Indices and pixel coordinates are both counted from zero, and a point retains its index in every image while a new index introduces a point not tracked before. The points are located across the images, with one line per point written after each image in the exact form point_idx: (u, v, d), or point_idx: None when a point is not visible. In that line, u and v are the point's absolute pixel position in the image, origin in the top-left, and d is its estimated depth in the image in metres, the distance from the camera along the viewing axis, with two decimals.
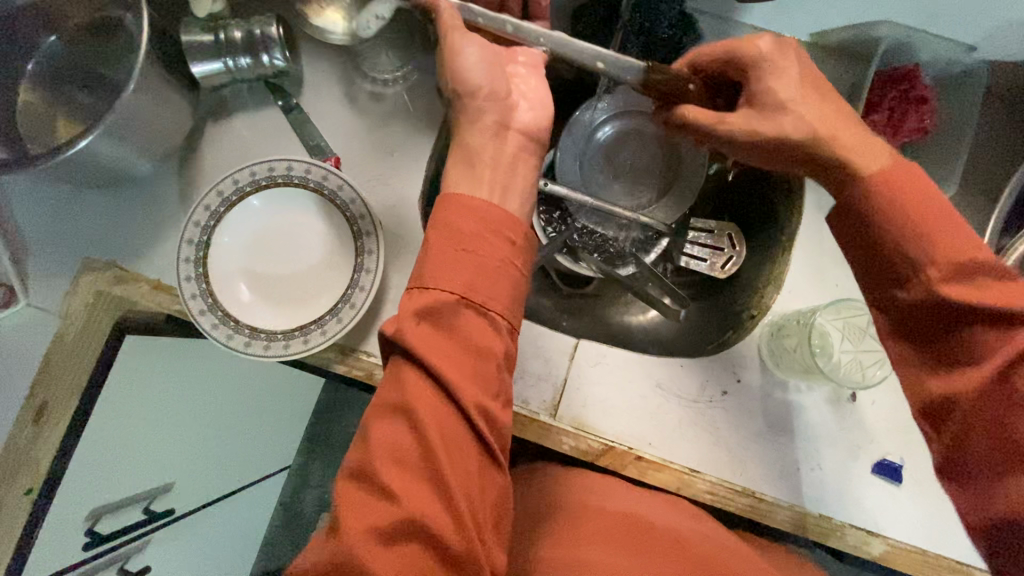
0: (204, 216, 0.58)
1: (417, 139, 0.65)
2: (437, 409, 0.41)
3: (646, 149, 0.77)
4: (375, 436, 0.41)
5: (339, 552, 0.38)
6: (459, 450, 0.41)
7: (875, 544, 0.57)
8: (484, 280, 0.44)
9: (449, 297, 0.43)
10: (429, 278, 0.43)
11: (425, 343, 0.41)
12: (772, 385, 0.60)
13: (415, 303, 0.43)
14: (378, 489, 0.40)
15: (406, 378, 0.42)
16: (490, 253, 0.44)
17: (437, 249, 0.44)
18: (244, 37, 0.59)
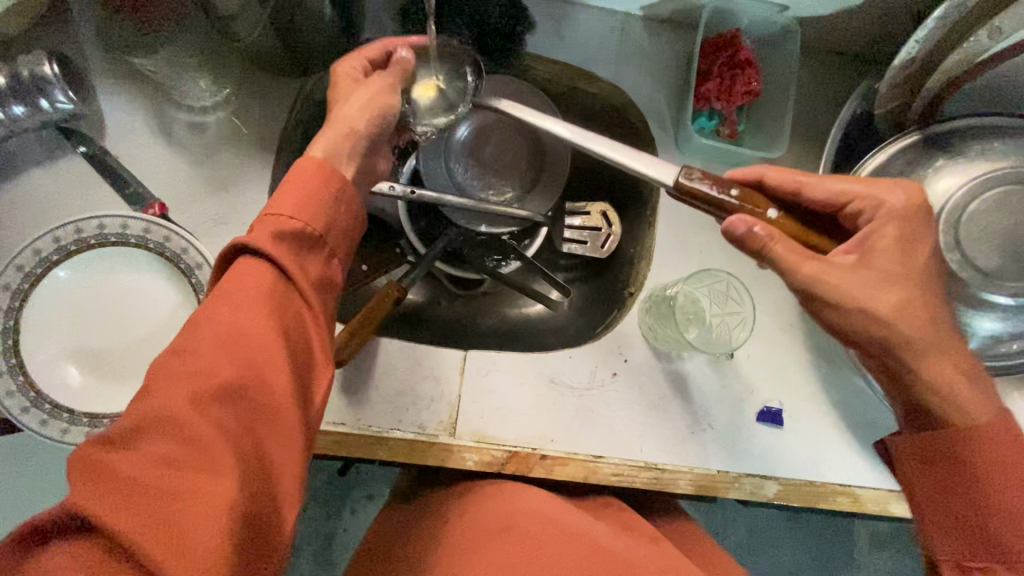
0: (4, 297, 0.50)
1: (253, 168, 0.59)
2: (281, 297, 0.37)
3: (510, 140, 0.76)
4: (214, 320, 0.35)
5: (156, 411, 0.32)
6: (300, 342, 0.38)
7: (771, 486, 0.61)
8: (334, 225, 0.41)
9: (306, 230, 0.39)
10: (283, 202, 0.39)
11: (273, 255, 0.38)
12: (657, 358, 0.61)
13: (266, 226, 0.39)
14: (207, 359, 0.34)
15: (253, 271, 0.37)
16: (335, 206, 0.41)
17: (292, 186, 0.40)
18: (9, 82, 0.51)
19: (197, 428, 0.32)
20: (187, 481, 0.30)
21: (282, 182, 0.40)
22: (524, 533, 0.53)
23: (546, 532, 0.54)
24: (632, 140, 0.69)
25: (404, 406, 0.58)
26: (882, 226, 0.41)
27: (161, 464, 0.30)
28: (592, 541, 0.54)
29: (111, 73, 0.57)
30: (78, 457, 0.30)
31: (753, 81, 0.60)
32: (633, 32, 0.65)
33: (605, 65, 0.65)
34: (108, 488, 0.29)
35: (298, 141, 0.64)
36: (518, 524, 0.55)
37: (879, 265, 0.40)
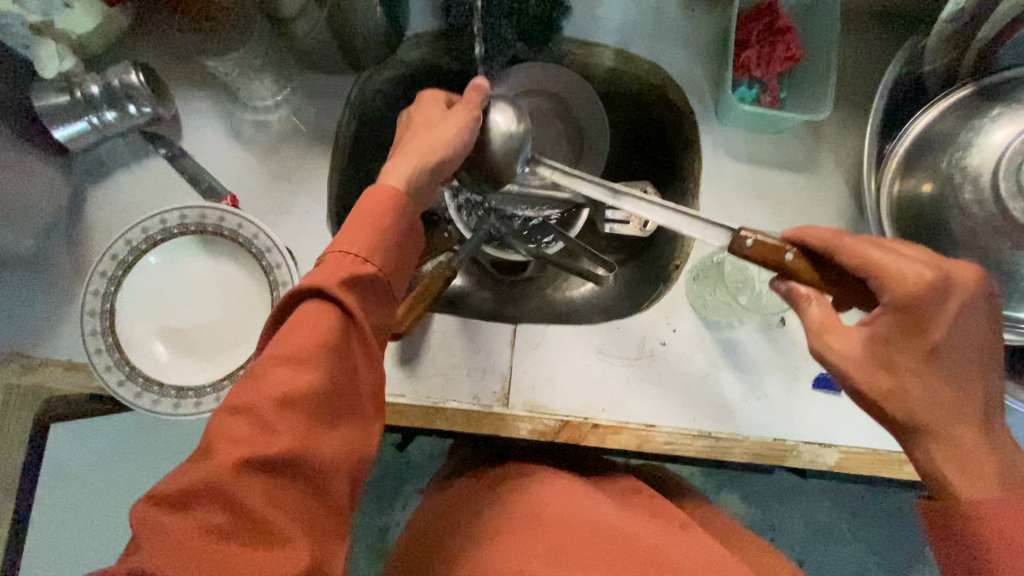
0: (102, 283, 0.55)
1: (313, 161, 0.64)
2: (339, 352, 0.39)
3: (548, 126, 0.76)
4: (267, 376, 0.37)
5: (207, 475, 0.34)
6: (349, 398, 0.39)
7: (830, 454, 0.60)
8: (390, 254, 0.43)
9: (377, 272, 0.42)
10: (348, 247, 0.42)
11: (348, 298, 0.40)
12: (707, 328, 0.61)
13: (340, 266, 0.41)
14: (263, 420, 0.36)
15: (312, 318, 0.38)
16: (406, 239, 0.44)
17: (365, 219, 0.43)
18: (102, 91, 0.57)
19: (249, 496, 0.34)
20: (238, 546, 0.33)
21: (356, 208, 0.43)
22: (554, 521, 0.57)
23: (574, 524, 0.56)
24: (673, 117, 0.71)
25: (459, 379, 0.60)
26: (928, 311, 0.38)
27: (214, 532, 0.33)
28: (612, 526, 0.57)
29: (186, 81, 0.63)
30: (132, 514, 0.33)
31: (766, 77, 0.62)
32: (667, 9, 0.66)
33: (641, 43, 0.66)
34: (166, 550, 0.32)
35: (351, 133, 0.69)
36: (549, 514, 0.58)
37: (890, 354, 0.39)
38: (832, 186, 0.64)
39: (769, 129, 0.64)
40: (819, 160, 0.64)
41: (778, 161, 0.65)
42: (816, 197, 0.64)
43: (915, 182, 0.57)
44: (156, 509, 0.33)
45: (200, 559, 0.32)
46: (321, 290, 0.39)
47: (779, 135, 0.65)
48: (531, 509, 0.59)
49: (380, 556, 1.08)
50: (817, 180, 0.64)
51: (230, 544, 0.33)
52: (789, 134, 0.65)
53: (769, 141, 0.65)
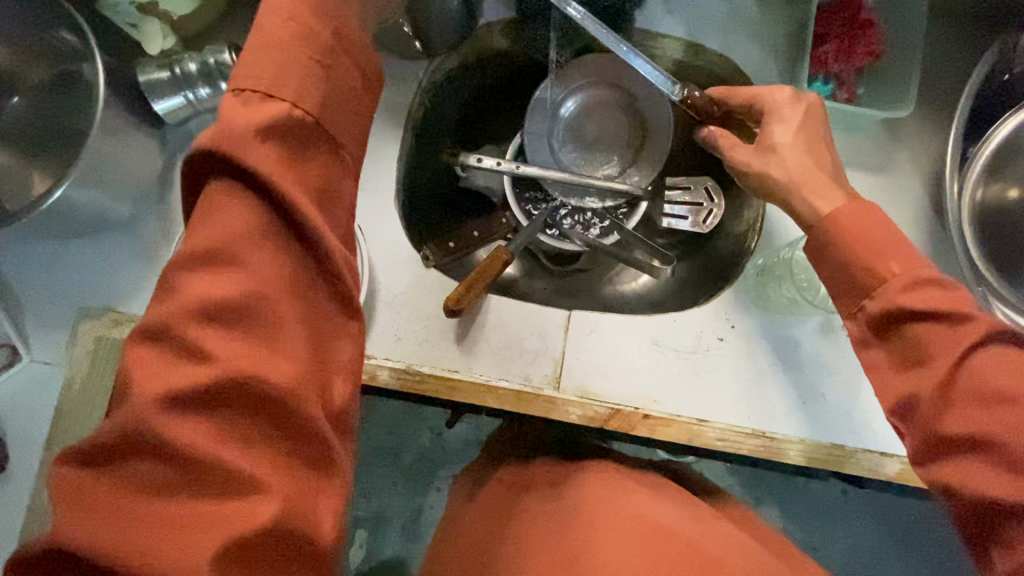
0: None
1: (383, 142, 0.66)
2: (268, 242, 0.33)
3: (611, 118, 0.77)
4: (190, 290, 0.32)
5: (128, 421, 0.31)
6: (295, 301, 0.34)
7: (891, 464, 0.58)
8: (312, 83, 0.35)
9: (293, 113, 0.34)
10: (261, 84, 0.34)
11: (256, 159, 0.32)
12: (767, 326, 0.60)
13: (243, 113, 0.33)
14: (192, 345, 0.32)
15: (234, 209, 0.33)
16: (330, 65, 0.36)
17: (271, 52, 0.35)
18: (199, 68, 0.60)
19: (178, 438, 0.31)
20: (189, 496, 0.31)
21: (247, 37, 0.35)
22: (593, 518, 0.58)
23: (610, 520, 0.57)
24: None
25: (512, 359, 0.62)
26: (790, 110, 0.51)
27: (156, 487, 0.31)
28: (656, 522, 0.57)
29: None
30: (58, 474, 0.31)
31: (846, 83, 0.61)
32: (741, 3, 0.65)
33: (712, 36, 0.66)
34: (102, 513, 0.30)
35: (421, 117, 0.71)
36: (595, 513, 0.58)
37: (775, 141, 0.50)
38: (909, 189, 0.62)
39: (844, 127, 0.62)
40: (896, 161, 0.62)
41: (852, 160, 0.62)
42: (891, 200, 0.62)
43: (1001, 186, 0.57)
44: (79, 470, 0.30)
45: (142, 516, 0.30)
46: (219, 155, 0.32)
47: (855, 133, 0.63)
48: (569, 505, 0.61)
49: (413, 537, 1.11)
50: (892, 182, 0.62)
51: (174, 493, 0.31)
52: (866, 133, 0.62)
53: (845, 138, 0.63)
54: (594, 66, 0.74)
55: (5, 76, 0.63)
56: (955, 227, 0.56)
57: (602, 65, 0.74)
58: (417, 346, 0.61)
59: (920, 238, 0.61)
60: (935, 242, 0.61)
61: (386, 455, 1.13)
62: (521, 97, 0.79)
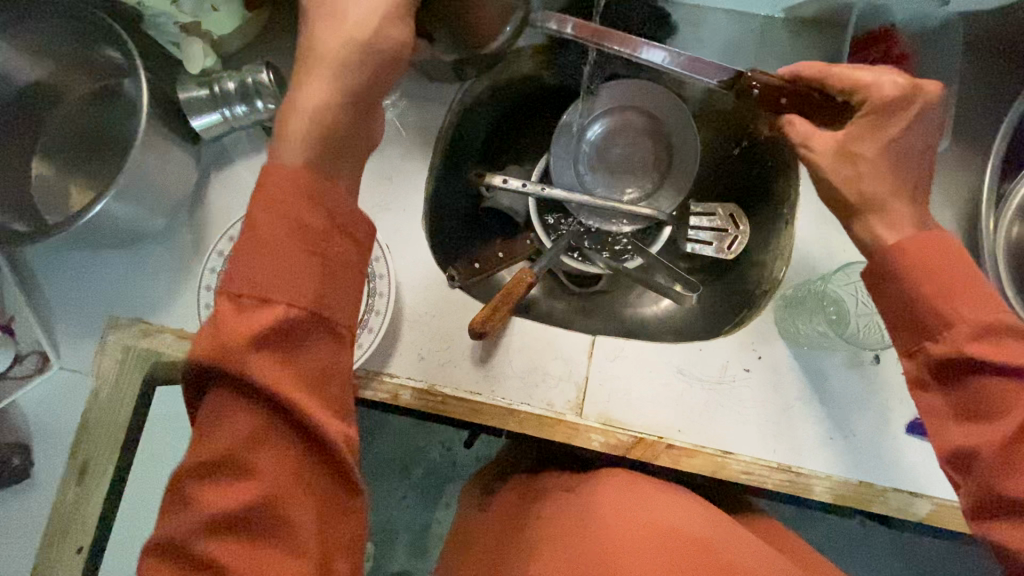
0: (219, 262, 0.61)
1: (413, 162, 0.67)
2: (266, 449, 0.38)
3: (637, 142, 0.78)
4: (201, 499, 0.37)
5: None
6: (291, 494, 0.38)
7: (921, 504, 0.57)
8: (313, 269, 0.38)
9: (282, 318, 0.37)
10: (265, 287, 0.37)
11: (256, 372, 0.37)
12: (795, 358, 0.59)
13: (241, 325, 0.37)
14: (207, 549, 0.37)
15: (233, 418, 0.37)
16: (323, 254, 0.39)
17: (263, 260, 0.37)
18: (236, 87, 0.62)
19: None
20: None
21: (242, 235, 0.38)
22: (608, 520, 0.58)
23: (624, 520, 0.57)
24: (771, 142, 0.70)
25: (535, 383, 0.61)
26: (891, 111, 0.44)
27: None
28: (670, 529, 0.57)
29: None
30: None
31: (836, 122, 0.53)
32: (772, 34, 0.66)
33: (744, 66, 0.66)
34: None
35: (450, 137, 0.72)
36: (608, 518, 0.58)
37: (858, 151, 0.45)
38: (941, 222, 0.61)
39: None
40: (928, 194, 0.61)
41: None
42: None
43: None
44: None
45: None
46: (221, 371, 0.37)
47: None
48: (581, 504, 0.61)
49: (421, 551, 1.10)
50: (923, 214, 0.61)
51: None
52: None
53: None
54: (622, 90, 0.74)
55: (46, 90, 0.65)
56: (988, 263, 0.56)
57: (630, 90, 0.75)
58: (440, 366, 0.61)
59: None
60: None
61: (396, 468, 1.13)
62: (549, 119, 0.80)
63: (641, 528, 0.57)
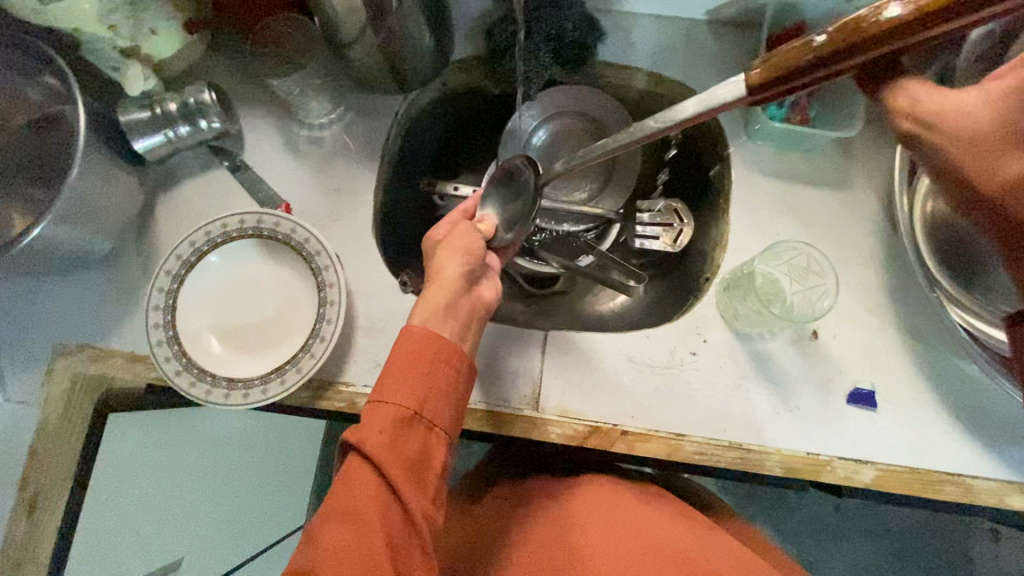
0: (167, 281, 0.60)
1: (361, 173, 0.68)
2: (383, 503, 0.41)
3: (582, 145, 0.80)
4: (325, 542, 0.40)
5: None
6: (400, 549, 0.41)
7: (866, 471, 0.59)
8: (428, 382, 0.46)
9: (402, 410, 0.45)
10: (393, 390, 0.45)
11: (381, 440, 0.42)
12: (738, 339, 0.62)
13: (375, 415, 0.44)
14: None
15: (360, 474, 0.42)
16: (434, 369, 0.47)
17: (398, 367, 0.47)
18: (179, 107, 0.63)
19: None
20: None
21: (384, 369, 0.47)
22: (589, 527, 0.61)
23: (608, 528, 0.60)
24: (704, 136, 0.73)
25: (491, 381, 0.62)
26: None
27: None
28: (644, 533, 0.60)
29: (252, 102, 0.69)
30: None
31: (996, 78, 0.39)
32: (697, 35, 0.70)
33: (673, 66, 0.70)
34: None
35: (398, 148, 0.74)
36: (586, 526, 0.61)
37: None
38: (864, 203, 0.65)
39: (799, 146, 0.66)
40: (850, 177, 0.65)
41: (808, 177, 0.66)
42: (849, 214, 0.65)
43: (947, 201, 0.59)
44: None
45: None
46: (360, 440, 0.43)
47: (809, 151, 0.66)
48: (564, 509, 0.64)
49: None
50: (848, 196, 0.65)
51: None
52: (819, 151, 0.66)
53: (800, 157, 0.66)
54: (562, 95, 0.77)
55: None
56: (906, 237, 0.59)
57: (570, 95, 0.77)
58: None
59: (876, 249, 0.64)
60: (892, 253, 0.63)
61: None
62: (496, 127, 0.83)
63: (622, 534, 0.60)
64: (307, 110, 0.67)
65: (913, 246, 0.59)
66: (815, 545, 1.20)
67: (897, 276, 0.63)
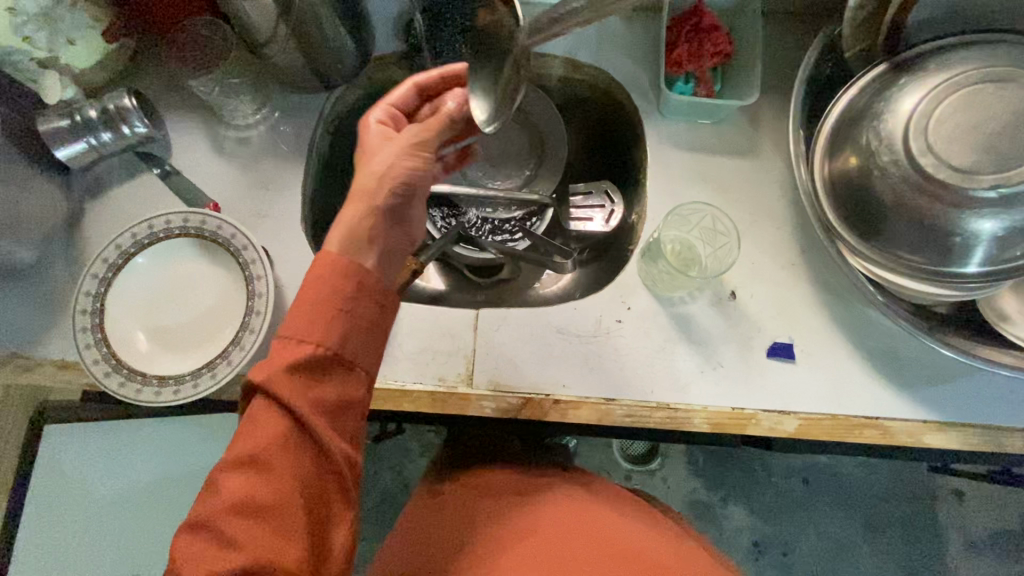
0: (94, 284, 0.61)
1: (289, 169, 0.70)
2: (292, 451, 0.42)
3: (512, 134, 0.84)
4: (231, 483, 0.41)
5: None
6: (311, 490, 0.43)
7: (789, 421, 0.61)
8: (342, 321, 0.44)
9: (315, 352, 0.43)
10: (303, 332, 0.43)
11: (289, 388, 0.42)
12: (661, 304, 0.64)
13: (283, 351, 0.43)
14: (229, 530, 0.40)
15: (266, 417, 0.42)
16: (348, 309, 0.44)
17: (311, 297, 0.44)
18: (99, 114, 0.64)
19: None
20: None
21: (294, 306, 0.44)
22: (562, 534, 0.62)
23: (567, 525, 0.63)
24: (622, 116, 0.76)
25: (426, 362, 0.63)
26: None
27: None
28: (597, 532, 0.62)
29: (178, 107, 0.70)
30: None
31: None
32: (607, 20, 0.73)
33: (587, 51, 0.73)
34: None
35: (328, 144, 0.76)
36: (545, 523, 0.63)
37: None
38: (772, 167, 0.68)
39: (708, 118, 0.69)
40: (758, 144, 0.69)
41: (719, 146, 0.69)
42: (759, 179, 0.68)
43: (843, 159, 0.59)
44: None
45: None
46: (265, 385, 0.42)
47: (718, 122, 0.69)
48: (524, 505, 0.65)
49: None
50: (758, 162, 0.68)
51: None
52: (728, 122, 0.69)
53: (710, 128, 0.69)
54: None
55: None
56: None
57: None
58: None
59: (786, 210, 0.67)
60: (801, 213, 0.66)
61: None
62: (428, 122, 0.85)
63: (593, 539, 0.62)
64: (232, 111, 0.69)
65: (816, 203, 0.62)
66: (787, 521, 1.22)
67: (808, 234, 0.66)
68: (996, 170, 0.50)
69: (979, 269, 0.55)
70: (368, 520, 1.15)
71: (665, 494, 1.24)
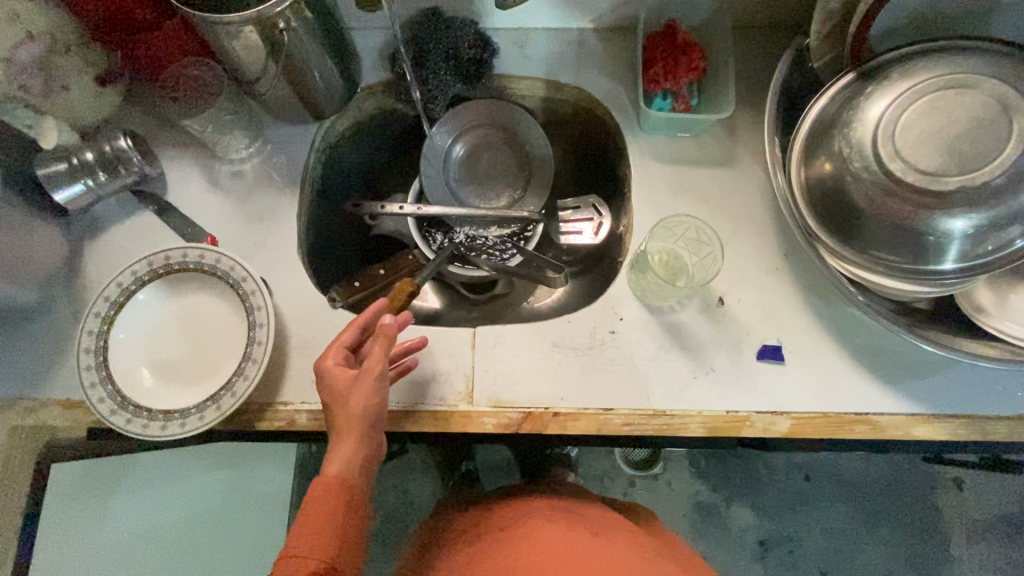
0: (96, 322, 0.62)
1: (283, 199, 0.71)
2: None
3: (498, 155, 0.85)
4: None
5: None
6: None
7: (782, 421, 0.63)
8: (339, 524, 0.49)
9: (317, 565, 0.47)
10: (306, 546, 0.47)
11: None
12: (651, 313, 0.66)
13: (284, 570, 0.47)
14: None
15: None
16: (350, 504, 0.50)
17: (308, 519, 0.49)
18: (96, 156, 0.65)
19: None
20: None
21: (299, 514, 0.49)
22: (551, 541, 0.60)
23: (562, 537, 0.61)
24: (605, 132, 0.79)
25: (426, 383, 0.65)
26: None
27: None
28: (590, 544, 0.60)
29: (172, 145, 0.72)
30: None
31: None
32: (584, 41, 0.76)
33: (567, 71, 0.76)
34: None
35: (321, 173, 0.78)
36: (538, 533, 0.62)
37: None
38: (750, 176, 0.71)
39: (687, 132, 0.72)
40: (735, 154, 0.71)
41: (699, 158, 0.71)
42: (739, 188, 0.70)
43: (818, 164, 0.61)
44: None
45: None
46: None
47: (696, 135, 0.72)
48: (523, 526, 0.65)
49: None
50: (737, 172, 0.71)
51: None
52: (706, 134, 0.72)
53: (689, 141, 0.72)
54: (473, 110, 0.82)
55: None
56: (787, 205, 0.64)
57: (481, 109, 0.82)
58: None
59: (766, 217, 0.69)
60: (781, 219, 0.69)
61: None
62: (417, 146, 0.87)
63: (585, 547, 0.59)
64: (225, 147, 0.71)
65: (795, 210, 0.63)
66: (792, 518, 1.23)
67: (789, 239, 0.68)
68: (961, 172, 0.53)
69: (954, 266, 0.57)
70: (377, 542, 1.15)
71: (669, 498, 1.25)
